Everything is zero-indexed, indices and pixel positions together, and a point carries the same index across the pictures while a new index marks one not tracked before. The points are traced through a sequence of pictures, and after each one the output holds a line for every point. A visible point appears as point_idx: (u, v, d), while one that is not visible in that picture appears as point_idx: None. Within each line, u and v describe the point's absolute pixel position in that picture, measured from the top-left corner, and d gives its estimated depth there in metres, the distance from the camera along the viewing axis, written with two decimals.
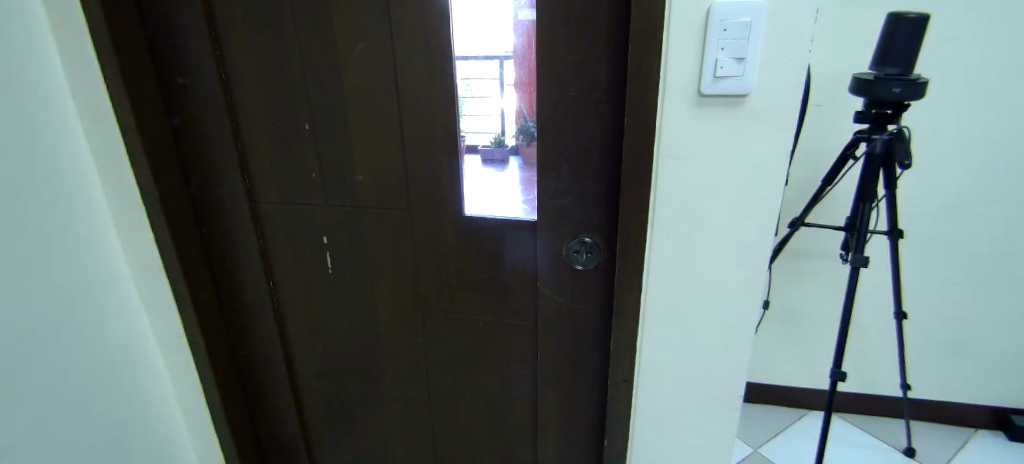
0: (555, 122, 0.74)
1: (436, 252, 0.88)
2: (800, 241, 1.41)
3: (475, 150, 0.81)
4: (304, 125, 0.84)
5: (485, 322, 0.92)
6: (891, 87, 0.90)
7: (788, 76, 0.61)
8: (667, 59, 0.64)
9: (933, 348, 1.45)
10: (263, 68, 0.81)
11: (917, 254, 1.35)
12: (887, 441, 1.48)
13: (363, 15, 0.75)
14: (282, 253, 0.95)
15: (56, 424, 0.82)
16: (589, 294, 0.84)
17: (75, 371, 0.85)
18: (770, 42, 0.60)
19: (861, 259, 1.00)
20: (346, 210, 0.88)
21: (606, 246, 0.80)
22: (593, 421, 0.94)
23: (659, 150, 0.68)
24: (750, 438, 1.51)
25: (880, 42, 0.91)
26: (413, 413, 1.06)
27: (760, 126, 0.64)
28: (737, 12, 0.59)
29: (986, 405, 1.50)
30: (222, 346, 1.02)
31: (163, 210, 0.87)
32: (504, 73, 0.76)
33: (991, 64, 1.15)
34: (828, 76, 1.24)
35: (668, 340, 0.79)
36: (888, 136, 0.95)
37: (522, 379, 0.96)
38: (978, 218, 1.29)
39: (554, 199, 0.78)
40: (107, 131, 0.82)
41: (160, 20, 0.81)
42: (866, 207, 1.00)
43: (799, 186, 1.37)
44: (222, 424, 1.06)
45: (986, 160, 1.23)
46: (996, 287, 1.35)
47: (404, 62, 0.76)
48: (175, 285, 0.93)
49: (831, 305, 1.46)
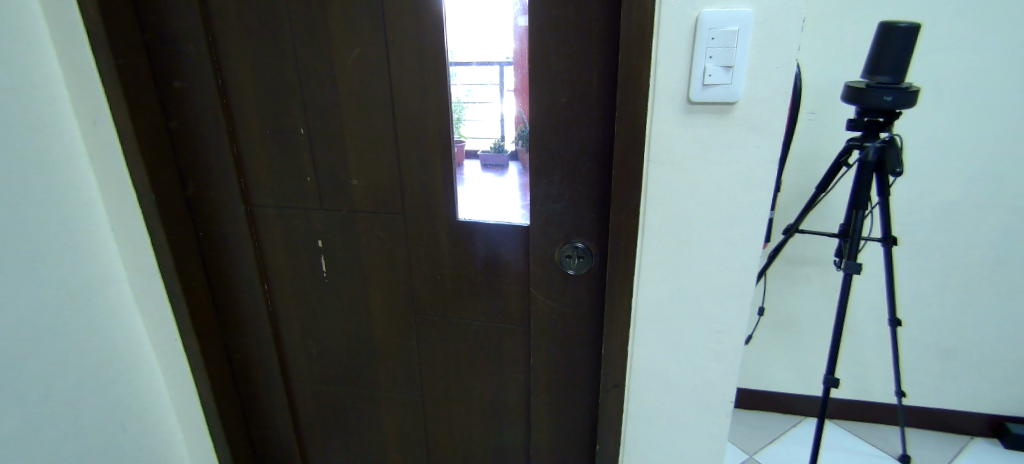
0: (548, 126, 0.75)
1: (430, 255, 0.89)
2: (794, 248, 1.41)
3: (475, 155, 0.82)
4: (299, 130, 0.84)
5: (478, 327, 0.93)
6: (883, 95, 0.91)
7: (775, 85, 0.62)
8: (658, 67, 0.64)
9: (927, 355, 1.45)
10: (260, 73, 0.82)
11: (912, 261, 1.35)
12: (881, 449, 1.48)
13: (358, 21, 0.75)
14: (276, 256, 0.96)
15: (51, 425, 0.83)
16: (581, 299, 0.84)
17: (73, 372, 0.85)
18: (758, 50, 0.61)
19: (854, 266, 1.01)
20: (341, 214, 0.89)
21: (599, 251, 0.80)
22: (587, 424, 0.93)
23: (650, 156, 0.69)
24: (745, 445, 1.50)
25: (872, 51, 0.92)
26: (406, 418, 1.06)
27: (750, 133, 0.65)
28: (724, 21, 0.60)
29: (982, 414, 1.50)
30: (217, 349, 1.02)
31: (159, 212, 0.88)
32: (503, 79, 0.76)
33: (982, 72, 1.16)
34: (821, 83, 1.25)
35: (658, 345, 0.80)
36: (880, 143, 0.97)
37: (514, 383, 0.96)
38: (970, 226, 1.29)
39: (546, 204, 0.79)
40: (105, 134, 0.83)
41: (158, 23, 0.82)
42: (859, 214, 1.01)
43: (793, 193, 1.38)
44: (216, 427, 1.06)
45: (978, 168, 1.24)
46: (989, 295, 1.35)
47: (399, 70, 0.77)
48: (170, 287, 0.93)
49: (826, 312, 1.46)
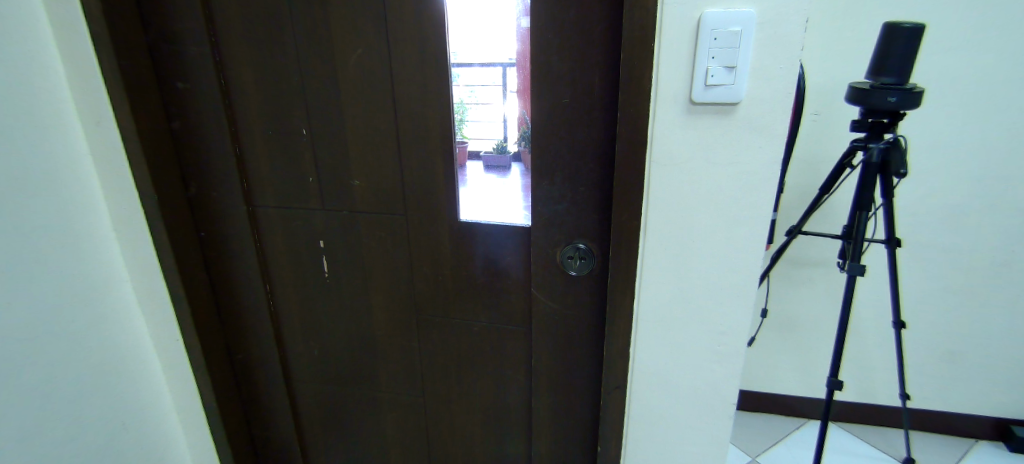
0: (551, 127, 0.75)
1: (431, 256, 0.89)
2: (798, 249, 1.41)
3: (478, 156, 0.82)
4: (301, 130, 0.84)
5: (479, 328, 0.93)
6: (887, 96, 0.90)
7: (777, 85, 0.62)
8: (660, 67, 0.64)
9: (931, 358, 1.44)
10: (262, 73, 0.82)
11: (916, 263, 1.35)
12: (886, 451, 1.47)
13: (360, 21, 0.75)
14: (278, 257, 0.96)
15: (51, 425, 0.83)
16: (583, 299, 0.84)
17: (74, 372, 0.85)
18: (759, 52, 0.61)
19: (857, 267, 1.00)
20: (343, 214, 0.89)
21: (601, 252, 0.80)
22: (588, 425, 0.93)
23: (652, 157, 0.68)
24: (749, 447, 1.50)
25: (876, 51, 0.92)
26: (407, 419, 1.06)
27: (752, 133, 0.64)
28: (726, 21, 0.60)
29: (988, 417, 1.48)
30: (218, 349, 1.02)
31: (161, 213, 0.88)
32: (507, 81, 0.76)
33: (987, 73, 1.15)
34: (825, 84, 1.24)
35: (660, 346, 0.79)
36: (884, 144, 0.96)
37: (515, 384, 0.96)
38: (975, 228, 1.28)
39: (548, 205, 0.79)
40: (108, 134, 0.83)
41: (160, 24, 0.82)
42: (862, 216, 1.00)
43: (797, 194, 1.37)
44: (218, 427, 1.06)
45: (982, 169, 1.23)
46: (994, 297, 1.34)
47: (401, 71, 0.77)
48: (172, 287, 0.93)
49: (829, 313, 1.45)
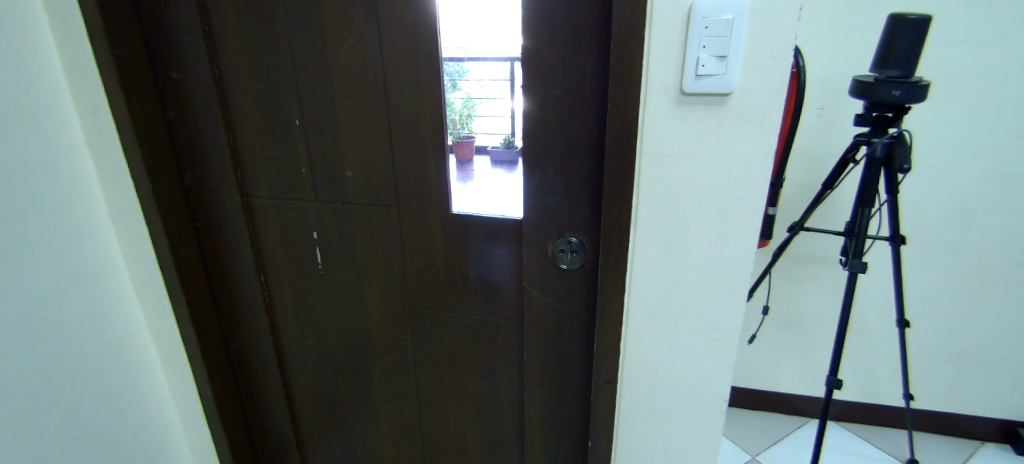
0: (543, 118, 0.74)
1: (424, 248, 0.88)
2: (802, 246, 1.39)
3: (485, 150, 0.81)
4: (294, 121, 0.84)
5: (472, 320, 0.92)
6: (892, 89, 0.87)
7: (768, 76, 0.60)
8: (650, 56, 0.63)
9: (934, 358, 1.42)
10: (255, 63, 0.82)
11: (921, 261, 1.32)
12: (889, 452, 1.45)
13: (351, 11, 0.75)
14: (272, 247, 0.96)
15: (48, 413, 0.84)
16: (574, 293, 0.84)
17: (71, 358, 0.86)
18: (752, 41, 0.59)
19: (859, 265, 0.98)
20: (334, 205, 0.89)
21: (591, 245, 0.79)
22: (578, 421, 0.93)
23: (642, 148, 0.67)
24: (749, 445, 1.48)
25: (880, 44, 0.90)
26: (399, 412, 1.06)
27: (743, 125, 0.63)
28: (718, 9, 0.58)
29: (994, 419, 1.46)
30: (215, 339, 1.03)
31: (156, 203, 0.88)
32: (514, 76, 0.74)
33: (996, 68, 1.12)
34: (830, 77, 1.22)
35: (650, 340, 0.79)
36: (888, 139, 0.94)
37: (508, 379, 0.96)
38: (982, 226, 1.26)
39: (539, 198, 0.78)
40: (102, 123, 0.83)
41: (155, 14, 0.82)
42: (865, 212, 0.98)
43: (800, 189, 1.35)
44: (214, 417, 1.07)
45: (989, 166, 1.20)
46: (1000, 297, 1.32)
47: (393, 62, 0.76)
48: (167, 277, 0.94)
49: (832, 311, 1.43)
